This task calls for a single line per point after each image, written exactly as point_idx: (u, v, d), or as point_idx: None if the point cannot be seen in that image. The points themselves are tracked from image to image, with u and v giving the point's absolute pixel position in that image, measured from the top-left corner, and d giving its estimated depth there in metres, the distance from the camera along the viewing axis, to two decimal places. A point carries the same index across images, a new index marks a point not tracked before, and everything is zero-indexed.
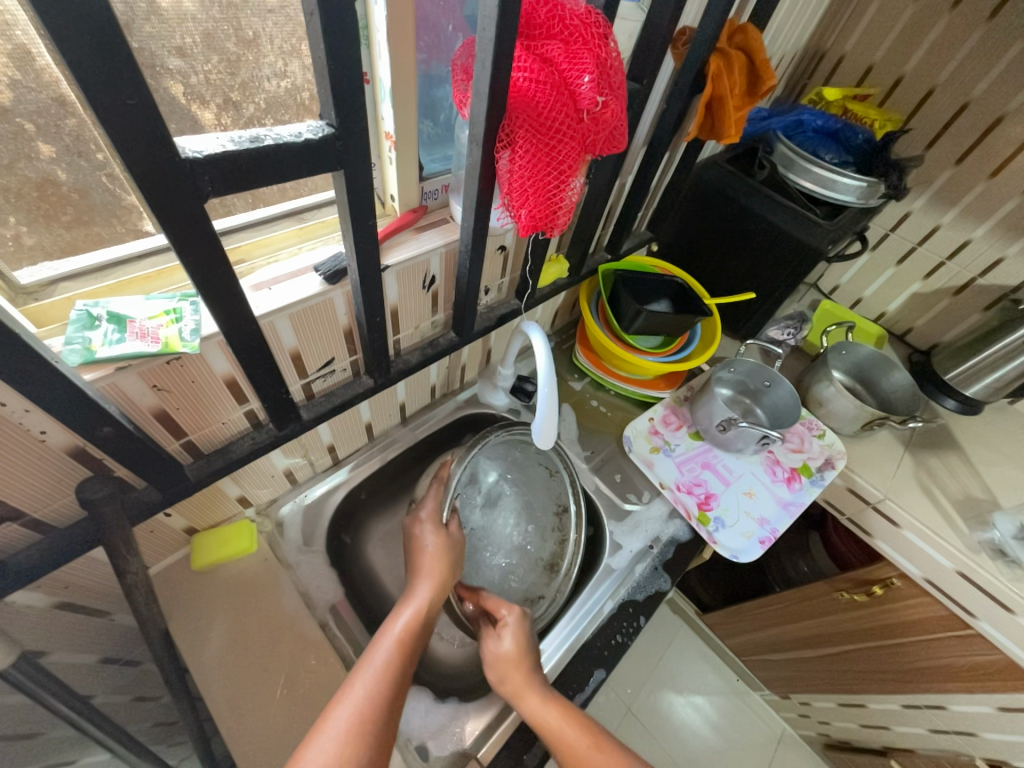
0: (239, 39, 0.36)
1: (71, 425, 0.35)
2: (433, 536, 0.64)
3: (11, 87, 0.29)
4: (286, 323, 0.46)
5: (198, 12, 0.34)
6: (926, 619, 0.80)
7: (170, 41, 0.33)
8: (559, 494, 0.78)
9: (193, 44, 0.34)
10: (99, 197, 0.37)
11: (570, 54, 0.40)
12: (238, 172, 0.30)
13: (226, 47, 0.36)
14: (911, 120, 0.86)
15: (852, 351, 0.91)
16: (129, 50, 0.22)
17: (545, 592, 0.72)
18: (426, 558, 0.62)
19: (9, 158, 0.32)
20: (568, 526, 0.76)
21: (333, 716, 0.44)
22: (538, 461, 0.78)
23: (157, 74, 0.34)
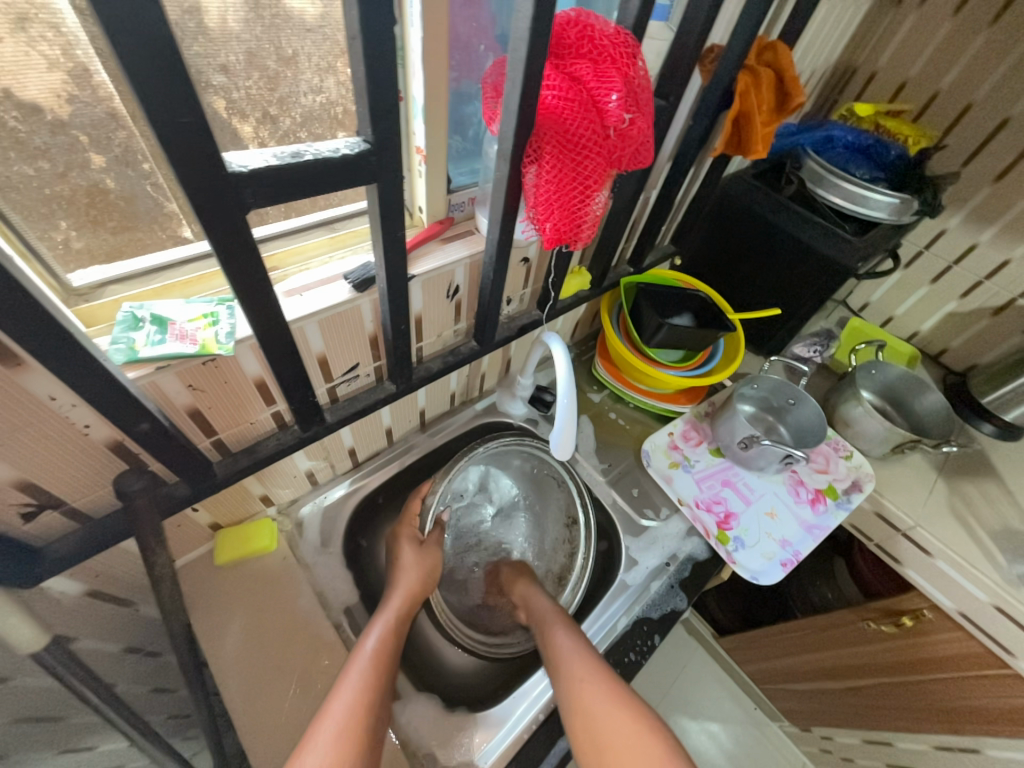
0: (278, 57, 0.39)
1: (114, 420, 0.37)
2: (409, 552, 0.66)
3: (68, 102, 0.32)
4: (315, 328, 0.48)
5: (242, 32, 0.36)
6: (960, 656, 0.76)
7: (216, 59, 0.36)
8: (568, 507, 0.80)
9: (236, 62, 0.37)
10: (143, 205, 0.39)
11: (598, 73, 0.40)
12: (280, 185, 0.31)
13: (267, 64, 0.38)
14: (947, 136, 0.84)
15: (882, 371, 0.88)
16: (188, 73, 0.24)
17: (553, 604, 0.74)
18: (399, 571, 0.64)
19: (63, 167, 0.34)
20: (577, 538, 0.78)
21: (316, 734, 0.46)
22: (546, 473, 0.81)
23: (203, 90, 0.36)
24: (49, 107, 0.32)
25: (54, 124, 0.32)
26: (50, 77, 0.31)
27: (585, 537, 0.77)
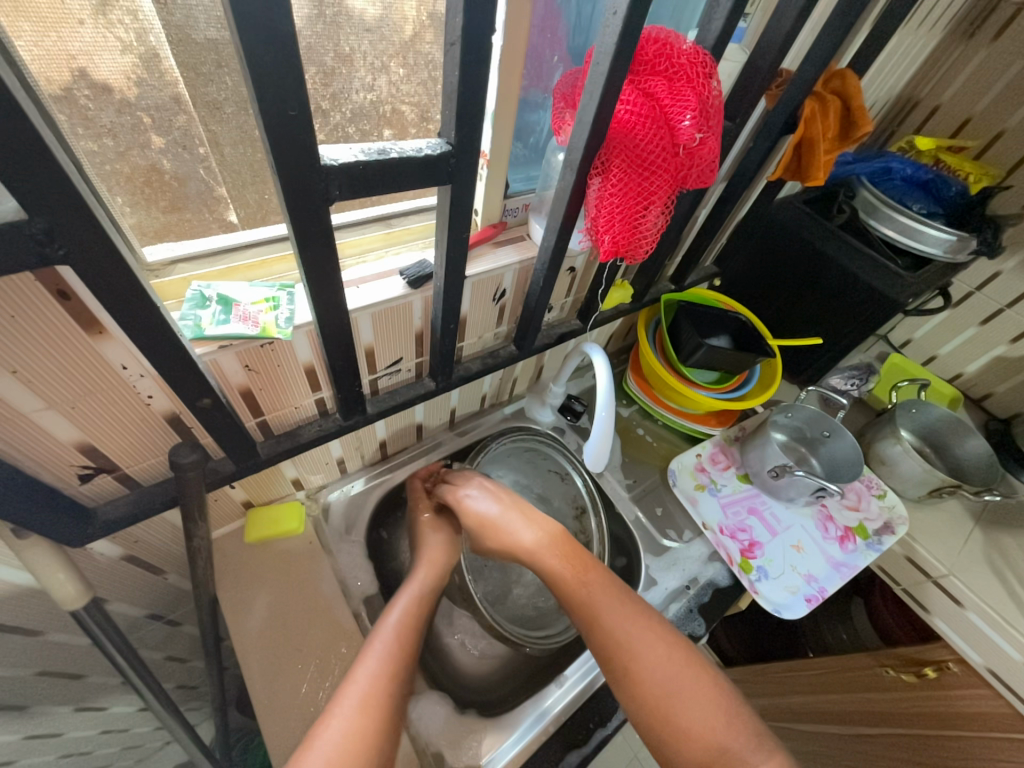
0: (334, 55, 0.39)
1: (179, 392, 0.38)
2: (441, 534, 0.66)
3: (136, 84, 0.33)
4: (368, 320, 0.49)
5: (303, 28, 0.37)
6: (978, 713, 0.73)
7: None
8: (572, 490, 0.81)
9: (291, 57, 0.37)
10: (193, 187, 0.40)
11: (674, 92, 0.41)
12: (363, 180, 0.32)
13: (323, 61, 0.39)
14: (1009, 177, 0.82)
15: (923, 411, 0.86)
16: (300, 68, 0.25)
17: None
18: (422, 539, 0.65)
19: (123, 145, 0.35)
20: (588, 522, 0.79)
21: (340, 700, 0.47)
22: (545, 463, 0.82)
23: None
24: (117, 88, 0.32)
25: (120, 104, 0.33)
26: (122, 58, 0.31)
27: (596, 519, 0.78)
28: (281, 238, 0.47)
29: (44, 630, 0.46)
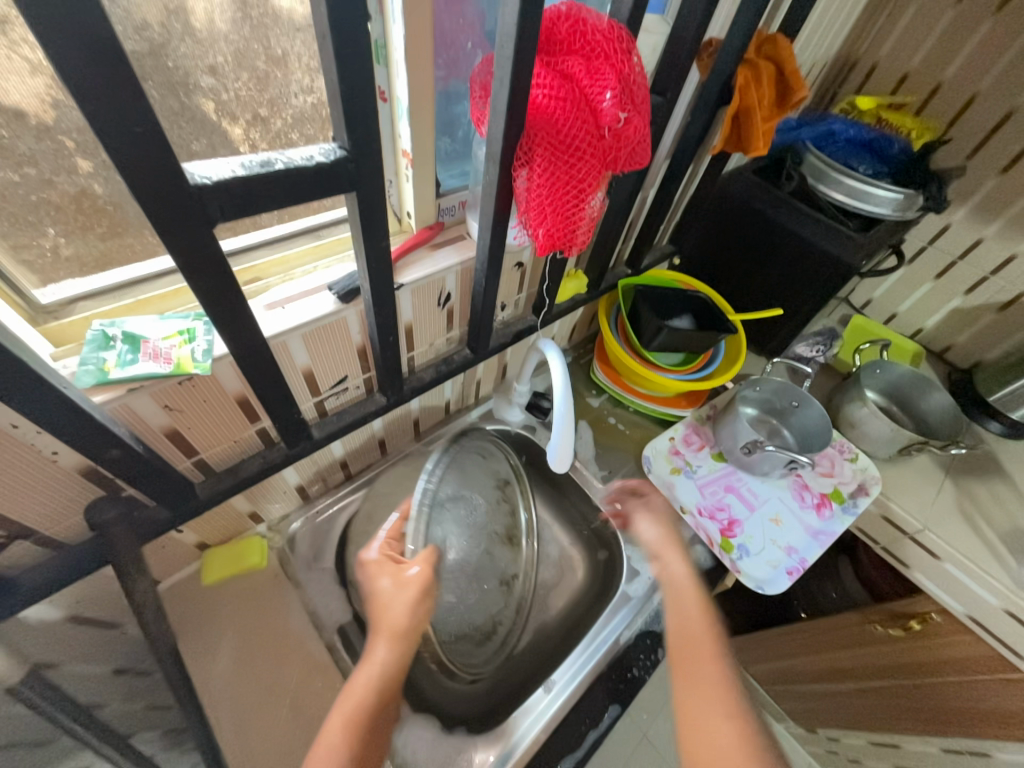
0: (268, 58, 0.38)
1: (81, 448, 0.35)
2: (421, 598, 0.50)
3: (53, 107, 0.31)
4: (299, 341, 0.46)
5: (230, 32, 0.36)
6: (965, 661, 0.75)
7: (204, 61, 0.36)
8: (496, 469, 0.67)
9: (224, 62, 0.37)
10: (132, 211, 0.38)
11: (591, 70, 0.38)
12: (247, 196, 0.29)
13: (256, 65, 0.38)
14: (951, 129, 0.82)
15: (887, 371, 0.86)
16: (136, 76, 0.22)
17: (517, 569, 0.65)
18: (383, 605, 0.50)
19: (49, 172, 0.33)
20: (513, 497, 0.67)
21: None
22: (474, 450, 0.65)
23: (192, 92, 0.36)
24: (34, 112, 0.31)
25: (39, 130, 0.31)
26: (35, 81, 0.30)
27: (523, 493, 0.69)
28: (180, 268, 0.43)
29: None
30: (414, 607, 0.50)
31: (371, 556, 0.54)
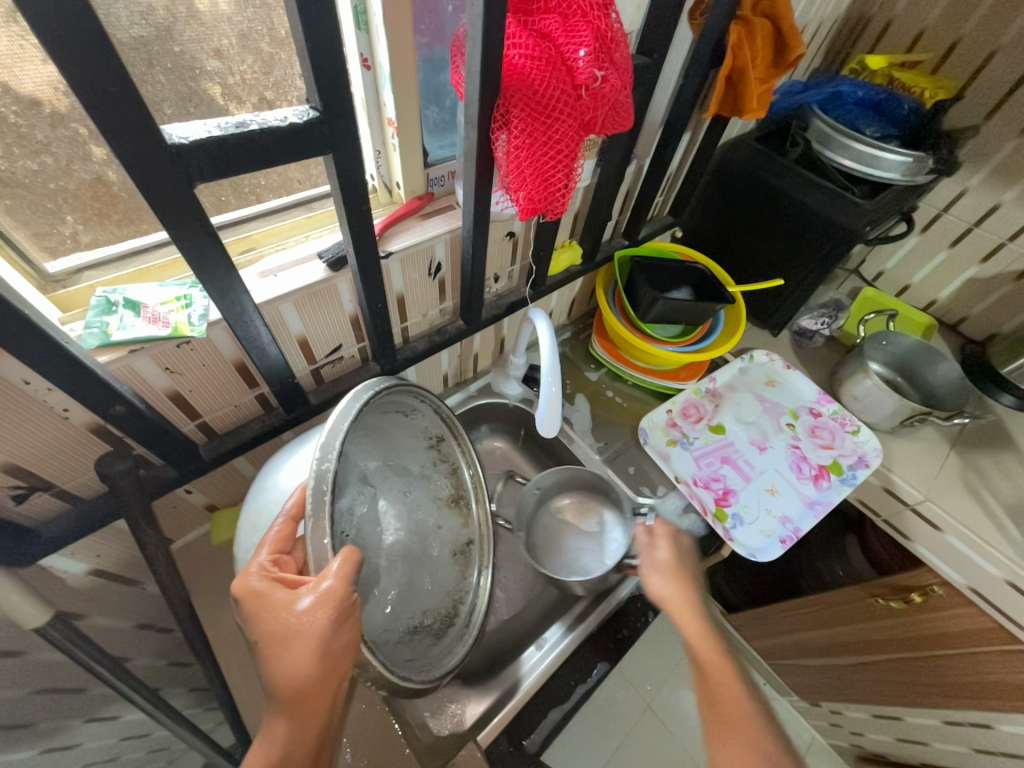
0: (272, 40, 0.40)
1: (86, 403, 0.37)
2: (346, 626, 0.36)
3: (65, 94, 0.33)
4: (291, 308, 0.48)
5: (234, 14, 0.37)
6: (970, 631, 0.74)
7: (208, 43, 0.37)
8: (425, 427, 0.55)
9: (229, 45, 0.38)
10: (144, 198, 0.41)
11: (568, 28, 0.39)
12: (225, 157, 0.31)
13: (260, 47, 0.40)
14: (967, 88, 0.79)
15: (893, 341, 0.84)
16: (108, 37, 0.24)
17: (469, 534, 0.57)
18: (290, 639, 0.36)
19: (65, 160, 0.36)
20: (452, 452, 0.58)
21: None
22: (391, 405, 0.49)
23: (198, 77, 0.38)
24: (48, 100, 0.33)
25: (52, 117, 0.34)
26: (46, 69, 0.32)
27: (462, 447, 0.58)
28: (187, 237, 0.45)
29: (25, 650, 0.47)
30: (335, 641, 0.36)
31: (251, 588, 0.37)
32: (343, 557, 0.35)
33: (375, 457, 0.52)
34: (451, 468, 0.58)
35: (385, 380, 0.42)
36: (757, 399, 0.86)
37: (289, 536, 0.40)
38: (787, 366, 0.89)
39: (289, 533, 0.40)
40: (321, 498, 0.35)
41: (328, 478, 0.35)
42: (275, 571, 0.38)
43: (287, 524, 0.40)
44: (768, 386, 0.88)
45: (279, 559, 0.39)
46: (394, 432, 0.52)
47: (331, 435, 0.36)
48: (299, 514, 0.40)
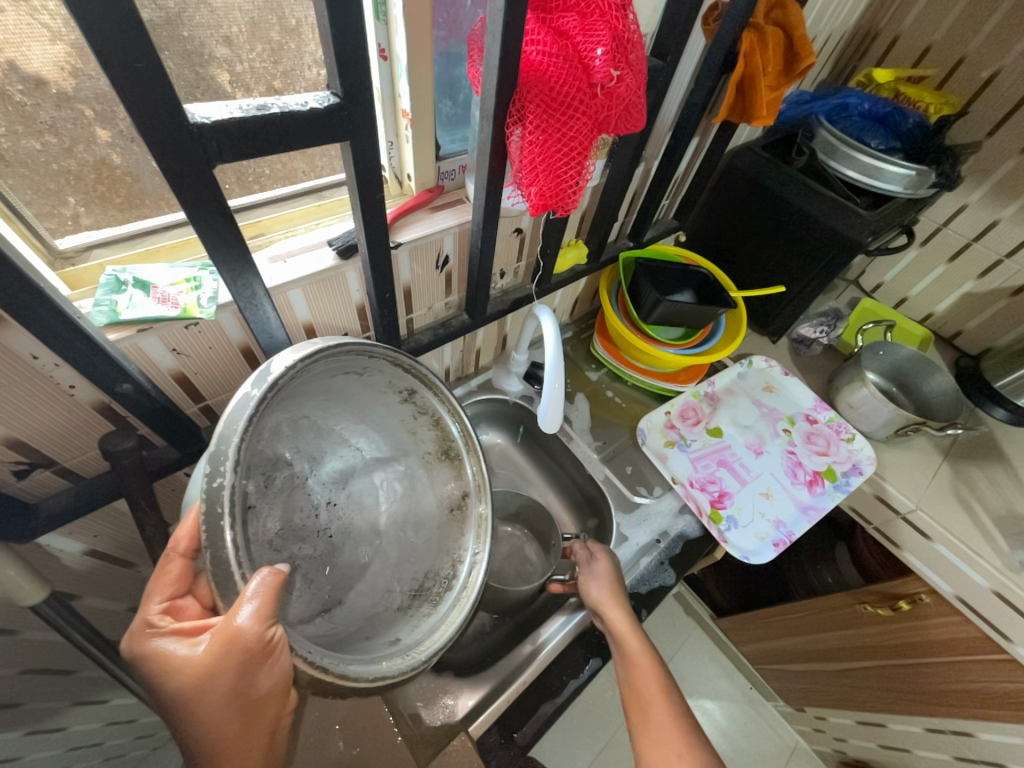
0: (282, 28, 0.41)
1: (94, 380, 0.37)
2: (263, 670, 0.33)
3: (72, 75, 0.33)
4: (300, 294, 0.48)
5: (244, 2, 0.37)
6: (955, 640, 0.75)
7: (219, 31, 0.37)
8: (390, 380, 0.48)
9: (238, 32, 0.38)
10: (148, 181, 0.41)
11: (585, 27, 0.39)
12: (244, 139, 0.31)
13: (270, 35, 0.40)
14: (970, 106, 0.80)
15: (890, 352, 0.85)
16: (136, 14, 0.24)
17: (463, 488, 0.53)
18: (194, 695, 0.34)
19: (69, 141, 0.36)
20: (431, 402, 0.51)
21: None
22: (333, 370, 0.42)
23: (208, 63, 0.38)
24: (54, 80, 0.33)
25: (58, 97, 0.34)
26: (55, 48, 0.32)
27: (439, 396, 0.51)
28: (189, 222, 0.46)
29: (18, 628, 0.47)
30: (255, 685, 0.33)
31: (155, 644, 0.35)
32: (260, 579, 0.32)
33: (348, 422, 0.50)
34: (434, 418, 0.52)
35: (284, 356, 0.36)
36: (754, 403, 0.87)
37: (184, 576, 0.38)
38: (785, 373, 0.90)
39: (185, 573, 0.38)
40: (218, 522, 0.31)
41: (222, 497, 0.31)
42: (171, 620, 0.36)
43: (180, 563, 0.37)
44: (765, 391, 0.89)
45: (172, 606, 0.37)
46: (365, 396, 0.48)
47: (222, 444, 0.32)
48: (193, 551, 0.37)
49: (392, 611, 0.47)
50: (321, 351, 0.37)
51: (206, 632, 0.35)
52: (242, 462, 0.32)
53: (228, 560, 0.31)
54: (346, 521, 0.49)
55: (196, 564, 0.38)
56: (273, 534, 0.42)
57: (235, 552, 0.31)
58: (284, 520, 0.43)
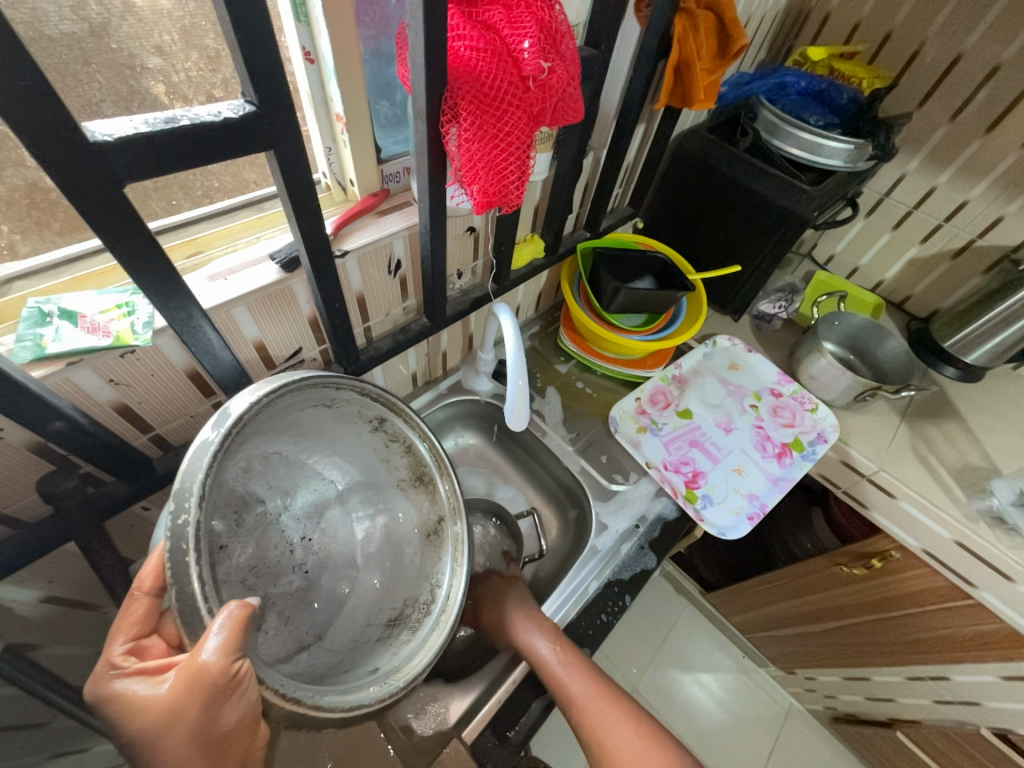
0: (217, 38, 0.39)
1: (23, 420, 0.35)
2: (229, 704, 0.32)
3: None
4: (245, 312, 0.46)
5: (175, 9, 0.36)
6: (926, 590, 0.78)
7: (151, 40, 0.36)
8: (360, 409, 0.48)
9: (172, 42, 0.37)
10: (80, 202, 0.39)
11: (512, 19, 0.39)
12: (157, 155, 0.30)
13: (206, 43, 0.38)
14: (901, 78, 0.83)
15: (844, 322, 0.88)
16: (9, 26, 0.22)
17: (442, 514, 0.52)
18: (160, 737, 0.32)
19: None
20: (401, 428, 0.51)
21: None
22: (298, 404, 0.42)
23: (141, 74, 0.36)
24: None
25: None
26: None
27: (409, 421, 0.50)
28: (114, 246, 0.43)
29: None
30: (222, 721, 0.32)
31: (118, 688, 0.33)
32: (229, 613, 0.31)
33: (321, 455, 0.50)
34: (405, 445, 0.51)
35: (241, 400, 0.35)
36: (721, 382, 0.89)
37: (150, 613, 0.36)
38: (748, 350, 0.93)
39: (152, 608, 0.36)
40: (183, 559, 0.31)
41: (188, 533, 0.31)
42: (136, 661, 0.35)
43: (145, 602, 0.36)
44: (731, 369, 0.91)
45: (137, 646, 0.36)
46: (335, 427, 0.48)
47: (187, 481, 0.32)
48: (159, 589, 0.36)
49: (373, 642, 0.46)
50: (282, 389, 0.37)
51: (171, 669, 0.34)
52: (205, 497, 0.32)
53: (194, 596, 0.31)
54: (324, 557, 0.48)
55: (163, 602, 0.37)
56: (244, 572, 0.42)
57: (201, 588, 0.31)
58: (258, 557, 0.43)
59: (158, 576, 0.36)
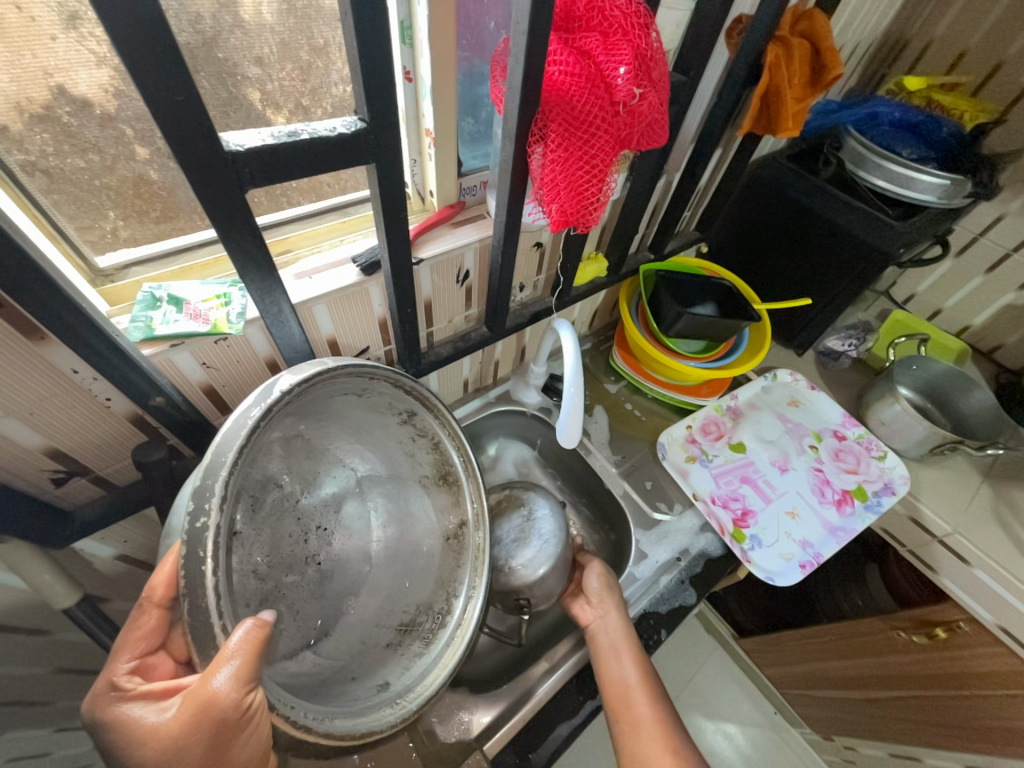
0: (310, 48, 0.42)
1: (129, 392, 0.39)
2: (240, 737, 0.31)
3: (115, 96, 0.35)
4: (324, 309, 0.49)
5: (276, 23, 0.39)
6: (998, 672, 0.71)
7: (252, 52, 0.39)
8: (391, 401, 0.50)
9: (270, 53, 0.40)
10: (182, 195, 0.43)
11: (608, 45, 0.39)
12: (275, 164, 0.32)
13: (299, 55, 0.42)
14: (1008, 113, 0.77)
15: (924, 367, 0.82)
16: (179, 50, 0.25)
17: (461, 517, 0.55)
18: None
19: (111, 159, 0.37)
20: (430, 425, 0.53)
21: None
22: (336, 389, 0.43)
23: (241, 82, 0.40)
24: (99, 102, 0.34)
25: (102, 118, 0.35)
26: (99, 73, 0.33)
27: (440, 421, 0.53)
28: (209, 240, 0.47)
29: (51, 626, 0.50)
30: (232, 756, 0.31)
31: (119, 713, 0.33)
32: (244, 632, 0.31)
33: (346, 443, 0.49)
34: (431, 442, 0.54)
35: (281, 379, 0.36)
36: (778, 418, 0.85)
37: (159, 628, 0.36)
38: (811, 388, 0.88)
39: (160, 623, 0.36)
40: (199, 566, 0.30)
41: (206, 538, 0.30)
42: (139, 681, 0.35)
43: (154, 616, 0.36)
44: (790, 406, 0.86)
45: (142, 665, 0.36)
46: (365, 418, 0.49)
47: (210, 477, 0.32)
48: (168, 601, 0.36)
49: (382, 648, 0.47)
50: (326, 373, 0.38)
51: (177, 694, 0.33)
52: (228, 499, 0.31)
53: (208, 610, 0.30)
54: (338, 556, 0.47)
55: (172, 616, 0.37)
56: (258, 563, 0.39)
57: (215, 602, 0.30)
58: (272, 547, 0.40)
59: (167, 588, 0.35)
